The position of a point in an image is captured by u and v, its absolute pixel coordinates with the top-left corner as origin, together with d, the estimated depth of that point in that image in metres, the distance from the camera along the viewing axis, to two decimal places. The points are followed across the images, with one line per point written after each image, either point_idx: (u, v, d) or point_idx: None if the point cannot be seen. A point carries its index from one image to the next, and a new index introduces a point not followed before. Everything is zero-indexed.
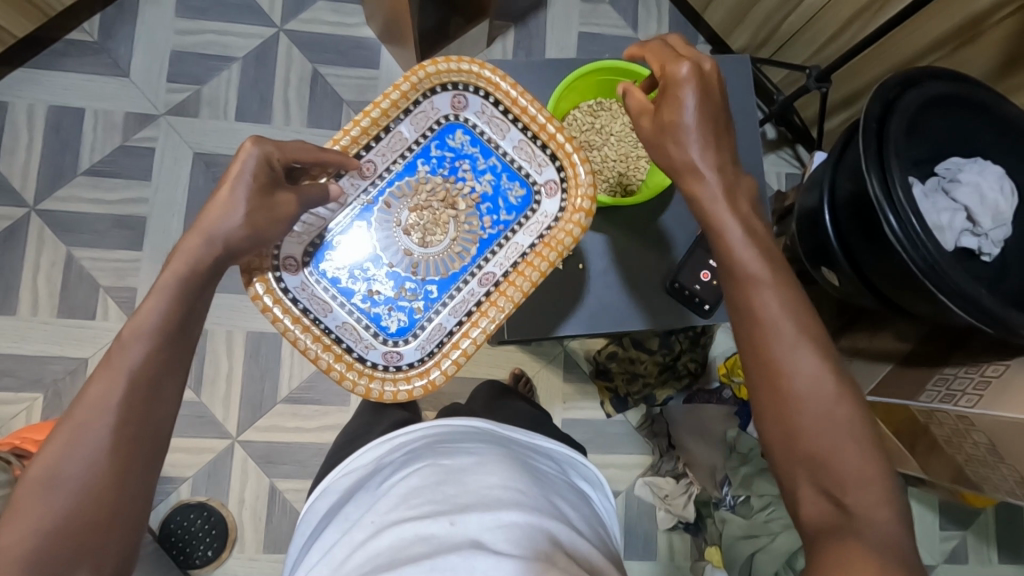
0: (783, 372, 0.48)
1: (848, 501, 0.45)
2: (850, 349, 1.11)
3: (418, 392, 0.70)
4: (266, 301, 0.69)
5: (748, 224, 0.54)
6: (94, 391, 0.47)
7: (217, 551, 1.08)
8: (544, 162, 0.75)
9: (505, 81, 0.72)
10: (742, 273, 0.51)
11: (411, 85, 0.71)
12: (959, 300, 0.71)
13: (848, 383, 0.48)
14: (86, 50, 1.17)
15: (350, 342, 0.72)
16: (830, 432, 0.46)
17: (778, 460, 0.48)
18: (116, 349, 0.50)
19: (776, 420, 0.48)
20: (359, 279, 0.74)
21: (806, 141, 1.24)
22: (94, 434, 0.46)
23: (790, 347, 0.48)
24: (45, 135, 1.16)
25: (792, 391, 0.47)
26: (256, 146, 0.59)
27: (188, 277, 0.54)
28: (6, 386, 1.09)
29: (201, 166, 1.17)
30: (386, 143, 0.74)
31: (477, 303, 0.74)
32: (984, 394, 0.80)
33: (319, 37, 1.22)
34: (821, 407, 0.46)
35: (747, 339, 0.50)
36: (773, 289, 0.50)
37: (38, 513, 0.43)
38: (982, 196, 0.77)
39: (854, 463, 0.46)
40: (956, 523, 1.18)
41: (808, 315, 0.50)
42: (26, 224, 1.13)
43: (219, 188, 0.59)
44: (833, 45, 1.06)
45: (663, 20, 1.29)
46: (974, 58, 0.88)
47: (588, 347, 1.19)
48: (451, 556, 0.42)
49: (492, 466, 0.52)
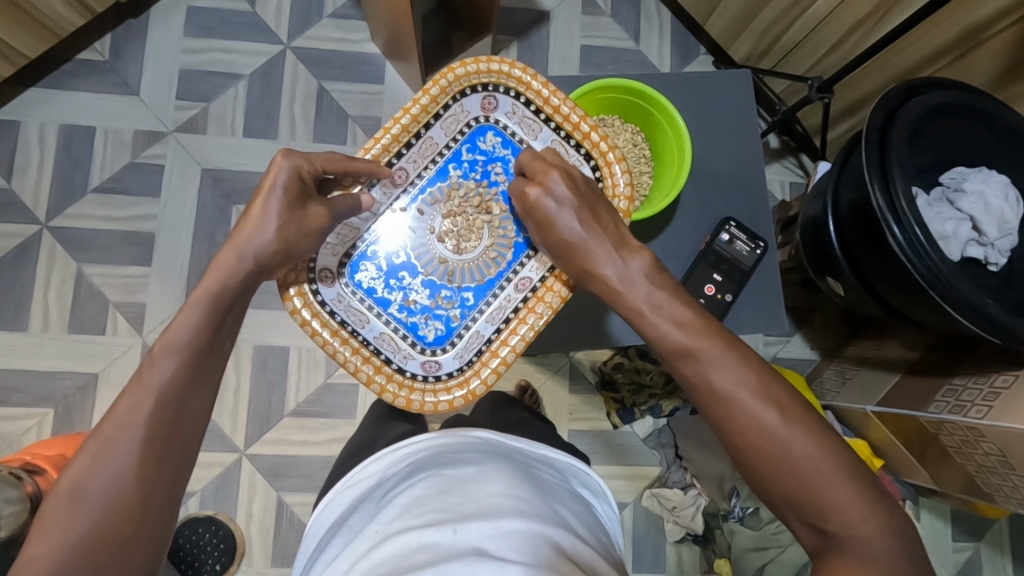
0: (727, 430, 0.51)
1: (831, 528, 0.48)
2: (858, 358, 1.11)
3: (459, 401, 0.70)
4: (304, 315, 0.69)
5: (654, 302, 0.57)
6: (123, 406, 0.48)
7: (225, 565, 1.08)
8: (579, 163, 0.75)
9: (537, 79, 0.72)
10: (667, 349, 0.55)
11: (440, 88, 0.71)
12: (968, 313, 0.70)
13: (794, 415, 0.50)
14: (96, 69, 1.19)
15: (388, 352, 0.73)
16: (794, 470, 0.49)
17: (769, 503, 0.51)
18: (146, 365, 0.50)
19: (747, 472, 0.51)
20: (394, 289, 0.74)
21: (810, 150, 1.24)
22: (121, 449, 0.46)
23: (728, 407, 0.51)
24: (56, 154, 1.17)
25: (742, 448, 0.51)
26: (287, 159, 0.61)
27: (217, 295, 0.55)
28: (17, 403, 1.11)
29: (209, 183, 1.18)
30: (417, 149, 0.74)
31: (514, 310, 0.74)
32: (994, 406, 0.79)
33: (324, 53, 1.23)
34: (768, 453, 0.49)
35: (697, 405, 0.54)
36: (710, 359, 0.53)
37: (63, 528, 0.44)
38: (986, 206, 0.76)
39: (829, 491, 0.48)
40: (969, 533, 1.17)
41: (744, 367, 0.52)
42: (37, 241, 1.15)
43: (253, 200, 0.60)
44: (833, 55, 1.06)
45: (664, 32, 1.29)
46: (976, 65, 0.88)
47: (594, 357, 1.19)
48: (453, 563, 0.42)
49: (495, 475, 0.52)
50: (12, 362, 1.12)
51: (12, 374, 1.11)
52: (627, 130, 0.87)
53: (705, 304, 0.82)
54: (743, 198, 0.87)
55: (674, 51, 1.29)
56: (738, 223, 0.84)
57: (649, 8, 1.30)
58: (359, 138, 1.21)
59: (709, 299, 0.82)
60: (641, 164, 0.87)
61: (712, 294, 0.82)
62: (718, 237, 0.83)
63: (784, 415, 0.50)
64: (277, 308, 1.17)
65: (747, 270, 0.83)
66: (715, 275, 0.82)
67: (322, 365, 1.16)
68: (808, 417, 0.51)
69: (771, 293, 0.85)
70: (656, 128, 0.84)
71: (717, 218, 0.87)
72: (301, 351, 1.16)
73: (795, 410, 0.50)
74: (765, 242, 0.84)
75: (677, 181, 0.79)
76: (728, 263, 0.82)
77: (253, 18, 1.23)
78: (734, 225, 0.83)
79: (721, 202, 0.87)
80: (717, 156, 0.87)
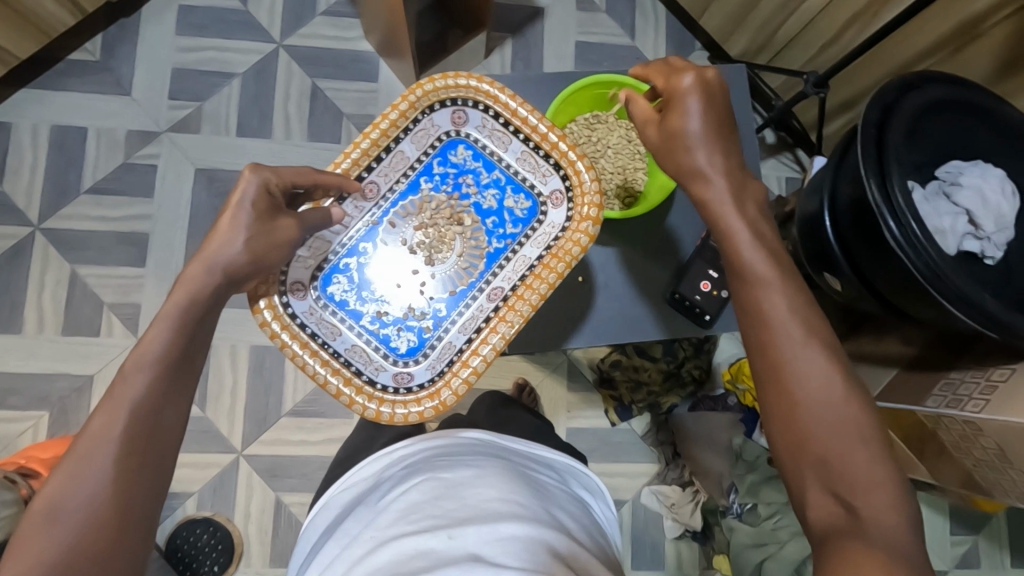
0: (787, 374, 0.48)
1: (858, 507, 0.43)
2: (855, 353, 1.11)
3: (429, 412, 0.69)
4: (274, 327, 0.68)
5: (757, 230, 0.54)
6: (97, 423, 0.48)
7: (224, 566, 1.08)
8: (549, 172, 0.75)
9: (505, 93, 0.72)
10: (755, 274, 0.51)
11: (409, 103, 0.71)
12: (965, 307, 0.70)
13: (859, 383, 0.48)
14: (88, 69, 1.19)
15: (359, 364, 0.71)
16: (844, 428, 0.46)
17: (790, 468, 0.47)
18: (119, 381, 0.50)
19: (790, 419, 0.47)
20: (366, 300, 0.73)
21: (806, 145, 1.24)
22: (97, 465, 0.46)
23: (802, 345, 0.48)
24: (49, 155, 1.17)
25: (808, 388, 0.47)
26: (255, 174, 0.60)
27: (189, 309, 0.54)
28: (12, 405, 1.10)
29: (203, 182, 1.18)
30: (387, 162, 0.73)
31: (486, 319, 0.73)
32: (991, 399, 0.79)
33: (319, 51, 1.22)
34: (821, 404, 0.46)
35: (755, 344, 0.50)
36: (792, 296, 0.50)
37: (40, 547, 0.43)
38: (984, 199, 0.76)
39: (870, 463, 0.45)
40: (968, 527, 1.17)
41: (822, 318, 0.50)
42: (30, 242, 1.14)
43: (221, 214, 0.59)
44: (831, 49, 1.05)
45: (659, 27, 1.29)
46: (972, 59, 0.88)
47: (591, 354, 1.19)
48: (449, 570, 0.42)
49: (491, 479, 0.52)
50: (7, 364, 1.11)
51: (7, 375, 1.11)
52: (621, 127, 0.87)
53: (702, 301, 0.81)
54: None
55: (669, 46, 1.29)
56: None
57: (644, 3, 1.29)
58: (355, 136, 1.20)
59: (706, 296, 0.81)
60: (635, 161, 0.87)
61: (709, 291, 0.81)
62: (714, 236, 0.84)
63: (852, 377, 0.47)
64: None
65: None
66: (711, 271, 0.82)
67: None
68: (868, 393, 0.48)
69: None
70: None
71: None
72: None
73: (854, 377, 0.48)
74: None
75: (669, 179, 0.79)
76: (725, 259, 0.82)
77: (247, 16, 1.22)
78: None
79: None
80: None
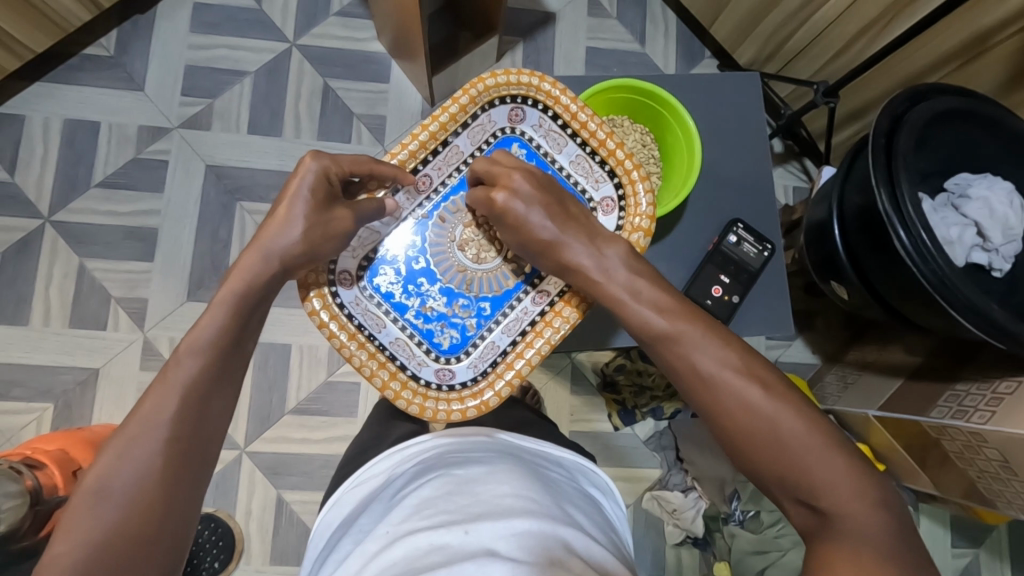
0: (716, 413, 0.53)
1: (822, 507, 0.48)
2: (860, 362, 1.11)
3: (472, 412, 0.69)
4: (323, 317, 0.69)
5: (634, 290, 0.60)
6: (149, 404, 0.48)
7: (224, 563, 1.08)
8: (601, 178, 0.76)
9: (566, 94, 0.73)
10: (649, 337, 0.57)
11: (469, 98, 0.72)
12: (972, 317, 0.70)
13: (778, 392, 0.51)
14: (101, 64, 1.19)
15: (403, 358, 0.72)
16: (781, 446, 0.49)
17: (760, 483, 0.52)
18: (171, 364, 0.51)
19: (733, 451, 0.52)
20: (412, 294, 0.74)
21: (813, 154, 1.25)
22: (144, 448, 0.47)
23: (714, 387, 0.53)
24: (60, 149, 1.17)
25: (724, 427, 0.52)
26: (314, 161, 0.62)
27: (244, 294, 0.56)
28: (16, 397, 1.10)
29: (213, 179, 1.18)
30: (442, 156, 0.74)
31: (531, 323, 0.74)
32: (996, 411, 0.79)
33: (330, 51, 1.23)
34: (760, 431, 0.50)
35: (682, 388, 0.56)
36: (690, 342, 0.55)
37: (85, 528, 0.44)
38: (992, 211, 0.77)
39: (817, 468, 0.48)
40: (968, 539, 1.17)
41: (727, 348, 0.54)
42: (39, 235, 1.15)
43: (278, 203, 0.61)
44: (840, 60, 1.06)
45: (669, 35, 1.30)
46: (982, 72, 0.88)
47: (595, 359, 1.19)
48: (465, 564, 0.42)
49: (503, 475, 0.52)
50: (12, 356, 1.11)
51: (12, 368, 1.11)
52: (636, 131, 0.87)
53: (712, 305, 0.81)
54: (749, 200, 0.87)
55: (679, 53, 1.29)
56: (746, 226, 0.84)
57: (654, 10, 1.30)
58: (364, 136, 1.21)
59: (717, 301, 0.82)
60: (651, 165, 0.87)
61: (719, 296, 0.82)
62: (726, 239, 0.83)
63: (768, 392, 0.51)
64: (278, 306, 1.17)
65: (755, 271, 0.83)
66: (723, 276, 0.82)
67: (324, 363, 1.16)
68: (794, 395, 0.52)
69: (777, 295, 0.85)
70: (664, 128, 0.84)
71: (724, 220, 0.87)
72: (303, 349, 1.16)
73: (779, 388, 0.52)
74: (772, 244, 0.84)
75: (686, 184, 0.79)
76: (736, 264, 0.82)
77: (259, 15, 1.23)
78: (741, 227, 0.84)
79: (727, 204, 0.87)
80: (724, 158, 0.87)
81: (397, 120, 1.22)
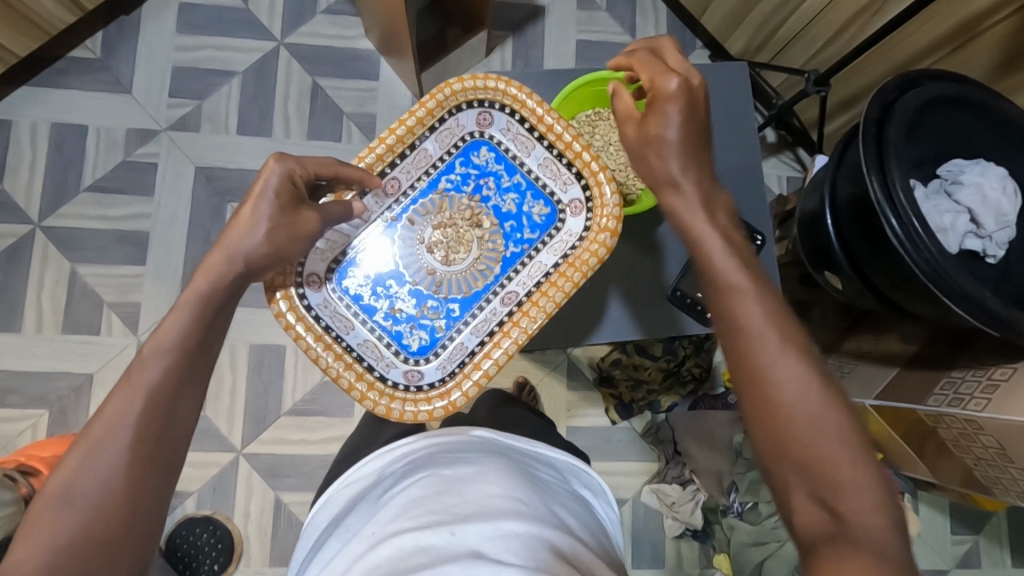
0: (766, 384, 0.47)
1: (841, 511, 0.43)
2: (856, 352, 1.11)
3: (439, 412, 0.69)
4: (289, 318, 0.68)
5: (729, 237, 0.55)
6: (112, 407, 0.48)
7: (224, 566, 1.08)
8: (569, 180, 0.75)
9: (532, 98, 0.72)
10: (721, 283, 0.51)
11: (437, 102, 0.71)
12: (965, 304, 0.70)
13: (832, 384, 0.47)
14: (88, 68, 1.18)
15: (371, 360, 0.71)
16: (818, 436, 0.45)
17: (767, 475, 0.47)
18: (135, 366, 0.50)
19: (758, 432, 0.47)
20: (381, 296, 0.74)
21: (806, 144, 1.24)
22: (110, 451, 0.46)
23: (772, 358, 0.47)
24: (48, 154, 1.16)
25: (769, 400, 0.46)
26: (279, 163, 0.61)
27: (207, 297, 0.55)
28: (11, 405, 1.10)
29: (203, 181, 1.18)
30: (410, 160, 0.73)
31: (499, 323, 0.73)
32: (992, 398, 0.79)
33: (318, 50, 1.22)
34: (800, 413, 0.45)
35: (733, 352, 0.49)
36: (752, 296, 0.50)
37: (49, 531, 0.44)
38: (984, 197, 0.76)
39: (845, 469, 0.44)
40: (968, 527, 1.17)
41: (788, 320, 0.49)
42: (30, 241, 1.14)
43: (242, 204, 0.60)
44: (831, 47, 1.06)
45: (659, 27, 1.29)
46: (975, 56, 0.87)
47: (591, 353, 1.17)
48: (448, 567, 0.42)
49: (491, 475, 0.52)
50: (6, 363, 1.11)
51: (6, 375, 1.11)
52: None
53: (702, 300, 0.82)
54: (741, 193, 0.87)
55: None
56: (736, 219, 0.83)
57: (644, 2, 1.29)
58: (355, 135, 1.20)
59: None
60: None
61: None
62: None
63: (824, 379, 0.47)
64: (272, 307, 1.16)
65: None
66: None
67: None
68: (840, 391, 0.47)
69: None
70: None
71: None
72: (298, 350, 1.16)
73: (830, 381, 0.47)
74: (762, 235, 0.83)
75: None
76: None
77: (246, 15, 1.22)
78: None
79: None
80: (716, 151, 0.87)
81: (388, 118, 1.21)
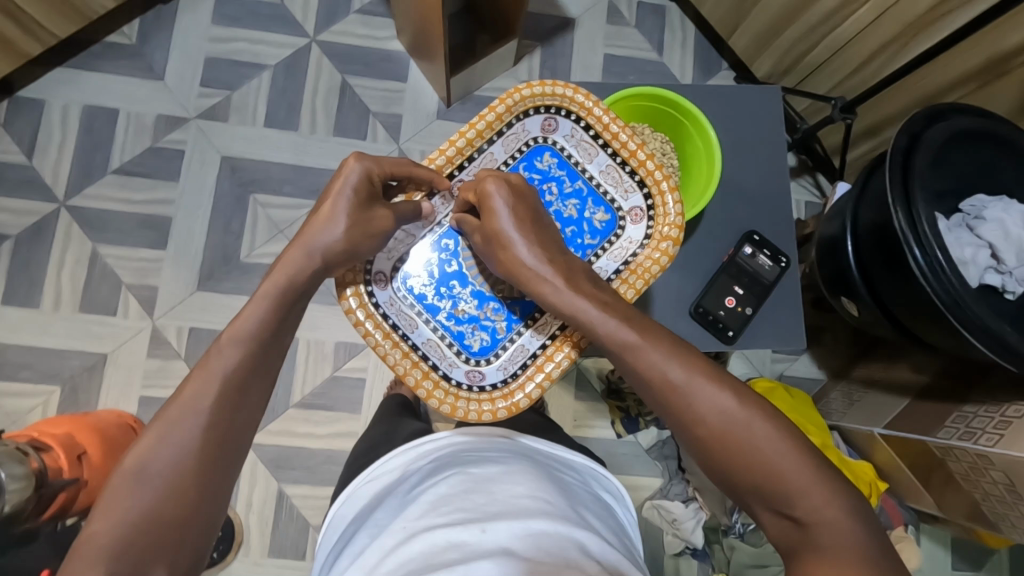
0: (687, 421, 0.54)
1: (799, 516, 0.49)
2: (866, 380, 1.11)
3: (502, 412, 0.71)
4: (358, 315, 0.72)
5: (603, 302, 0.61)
6: (189, 391, 0.50)
7: (222, 554, 1.08)
8: (631, 189, 0.77)
9: (598, 107, 0.75)
10: (614, 344, 0.58)
11: (506, 107, 0.75)
12: (984, 338, 0.71)
13: (751, 401, 0.53)
14: (122, 53, 1.20)
15: (435, 358, 0.75)
16: (759, 460, 0.51)
17: (738, 497, 0.53)
18: (212, 354, 0.52)
19: (712, 463, 0.53)
20: (444, 297, 0.76)
21: (827, 170, 1.25)
22: (177, 433, 0.48)
23: (685, 395, 0.54)
24: (78, 135, 1.18)
25: (703, 436, 0.53)
26: (358, 163, 0.63)
27: (284, 292, 0.57)
28: (24, 379, 1.11)
29: (228, 170, 1.19)
30: (477, 163, 0.77)
31: (561, 327, 0.75)
32: (1004, 433, 0.79)
33: (349, 48, 1.24)
34: (728, 437, 0.52)
35: (654, 397, 0.56)
36: (643, 346, 0.56)
37: (123, 506, 0.45)
38: (1006, 232, 0.76)
39: (793, 477, 0.50)
40: (969, 562, 1.17)
41: (684, 356, 0.56)
42: (54, 219, 1.16)
43: (321, 202, 0.62)
44: (859, 76, 1.06)
45: (687, 46, 1.30)
46: (1002, 94, 0.88)
47: (601, 365, 1.19)
48: (483, 563, 0.42)
49: (521, 476, 0.53)
50: (22, 339, 1.12)
51: (21, 351, 1.12)
52: (656, 139, 0.85)
53: (725, 315, 0.83)
54: (767, 215, 0.87)
55: (696, 65, 1.30)
56: (762, 240, 0.85)
57: (673, 21, 1.30)
58: (379, 133, 1.21)
59: (730, 311, 0.83)
60: (669, 173, 0.85)
61: (732, 307, 0.83)
62: (741, 250, 0.84)
63: (740, 400, 0.53)
64: None
65: (768, 284, 0.84)
66: (737, 287, 0.83)
67: (330, 359, 1.16)
68: (767, 404, 0.54)
69: (792, 311, 0.85)
70: (686, 139, 0.84)
71: (740, 232, 0.87)
72: (310, 344, 1.16)
73: (749, 396, 0.54)
74: (787, 258, 0.85)
75: (704, 196, 0.79)
76: (750, 276, 0.83)
77: (280, 10, 1.24)
78: (757, 241, 0.85)
79: (742, 218, 0.87)
80: (743, 171, 0.87)
81: (413, 120, 1.22)
